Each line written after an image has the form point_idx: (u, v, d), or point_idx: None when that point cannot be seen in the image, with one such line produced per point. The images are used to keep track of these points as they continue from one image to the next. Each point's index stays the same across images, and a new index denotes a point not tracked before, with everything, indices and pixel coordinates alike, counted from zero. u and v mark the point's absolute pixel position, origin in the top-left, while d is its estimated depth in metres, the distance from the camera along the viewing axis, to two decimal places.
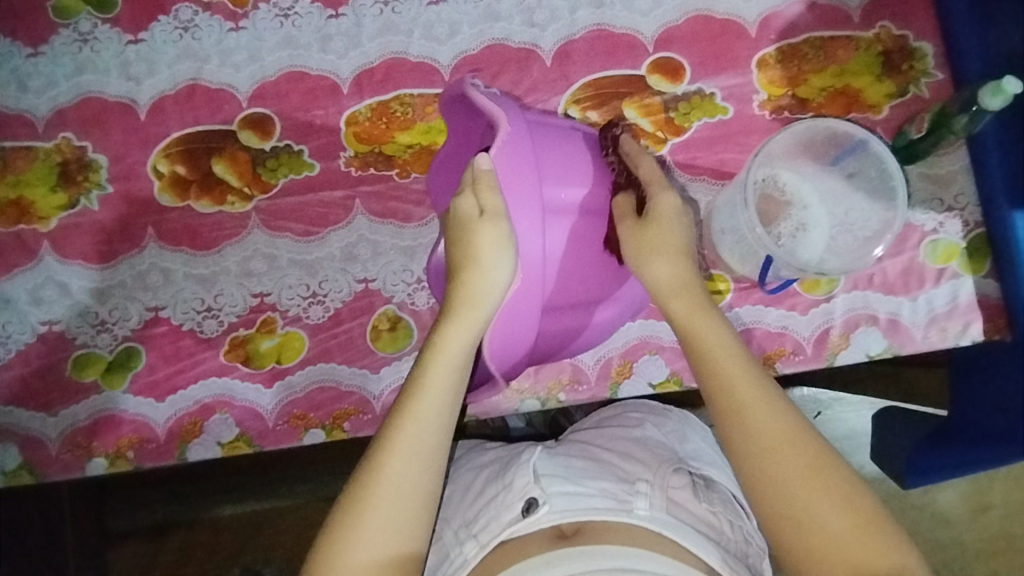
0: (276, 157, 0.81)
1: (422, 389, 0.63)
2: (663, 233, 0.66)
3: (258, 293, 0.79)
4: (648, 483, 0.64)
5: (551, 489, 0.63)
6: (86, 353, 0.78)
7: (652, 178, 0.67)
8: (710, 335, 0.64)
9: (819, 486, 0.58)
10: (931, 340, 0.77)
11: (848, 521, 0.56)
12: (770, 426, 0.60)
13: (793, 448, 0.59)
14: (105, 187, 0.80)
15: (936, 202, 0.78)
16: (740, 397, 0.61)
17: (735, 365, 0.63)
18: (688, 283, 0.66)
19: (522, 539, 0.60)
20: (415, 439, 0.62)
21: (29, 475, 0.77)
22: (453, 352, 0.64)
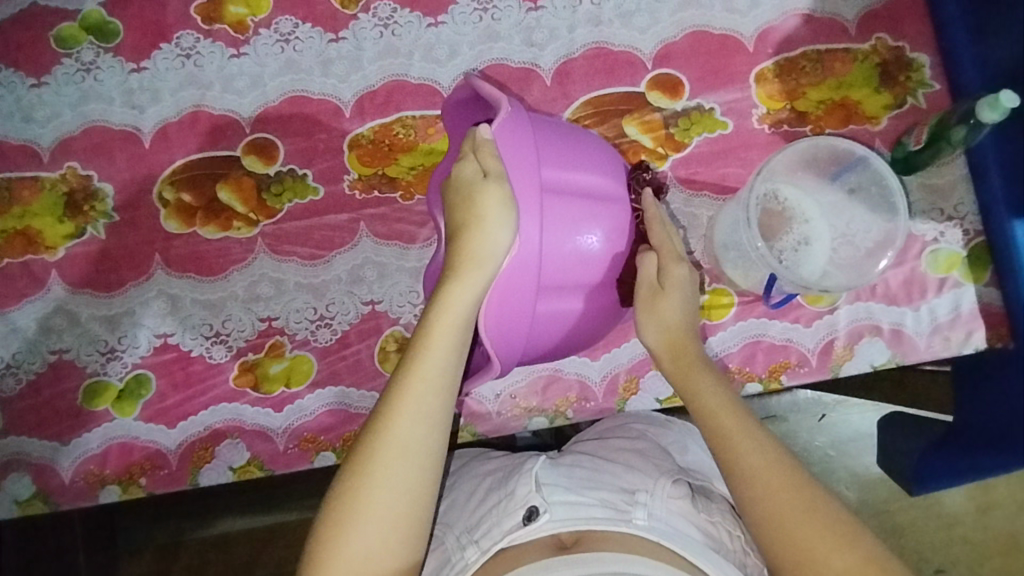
0: (281, 182, 0.81)
1: (430, 349, 0.63)
2: (671, 304, 0.71)
3: (266, 317, 0.80)
4: (648, 493, 0.64)
5: (552, 497, 0.63)
6: (96, 381, 0.79)
7: (670, 250, 0.72)
8: (706, 399, 0.67)
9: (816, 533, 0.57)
10: (935, 349, 0.78)
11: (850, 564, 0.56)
12: (767, 477, 0.60)
13: (784, 494, 0.59)
14: (111, 216, 0.81)
15: (936, 212, 0.79)
16: (740, 451, 0.62)
17: (719, 405, 0.66)
18: (687, 346, 0.71)
19: (523, 546, 0.60)
20: (418, 407, 0.62)
21: (42, 503, 0.78)
22: (448, 321, 0.64)
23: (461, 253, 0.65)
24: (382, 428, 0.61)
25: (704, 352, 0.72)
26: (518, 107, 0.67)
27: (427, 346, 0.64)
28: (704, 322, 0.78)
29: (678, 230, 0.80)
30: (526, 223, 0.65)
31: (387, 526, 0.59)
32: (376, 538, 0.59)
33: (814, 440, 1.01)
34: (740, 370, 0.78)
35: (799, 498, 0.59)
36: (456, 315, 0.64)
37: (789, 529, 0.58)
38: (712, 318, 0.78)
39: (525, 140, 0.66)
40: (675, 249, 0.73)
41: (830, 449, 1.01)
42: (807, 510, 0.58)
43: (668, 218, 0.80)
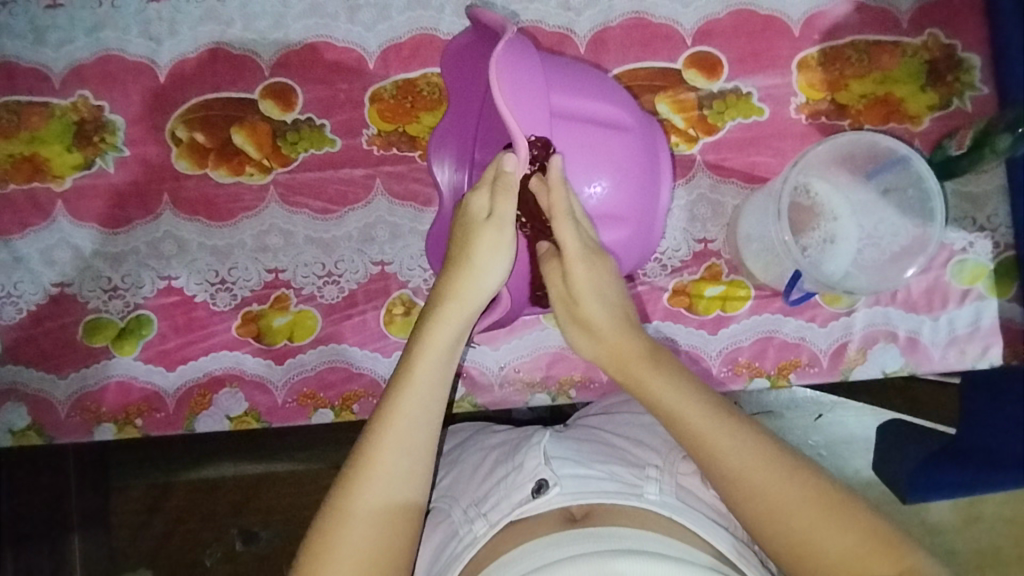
0: (297, 130, 0.79)
1: (473, 270, 0.65)
2: (591, 310, 0.65)
3: (273, 269, 0.78)
4: (657, 468, 0.64)
5: (562, 471, 0.62)
6: (97, 318, 0.78)
7: (573, 252, 0.64)
8: (663, 396, 0.61)
9: (806, 507, 0.55)
10: (949, 361, 0.77)
11: (853, 539, 0.53)
12: (756, 478, 0.56)
13: (769, 478, 0.56)
14: (121, 150, 0.79)
15: (968, 221, 0.77)
16: (716, 464, 0.58)
17: (690, 406, 0.60)
18: (626, 346, 0.64)
19: (532, 518, 0.59)
20: (451, 326, 0.64)
21: (37, 435, 0.77)
22: (485, 245, 0.64)
23: (485, 173, 0.64)
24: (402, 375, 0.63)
25: (652, 341, 0.65)
26: (521, 39, 0.63)
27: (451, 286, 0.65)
28: (718, 313, 0.77)
29: (701, 217, 0.78)
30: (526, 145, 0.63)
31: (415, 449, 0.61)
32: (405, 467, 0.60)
33: (808, 439, 1.00)
34: (749, 365, 0.77)
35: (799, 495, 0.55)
36: (498, 241, 0.65)
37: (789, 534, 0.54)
38: (726, 310, 0.77)
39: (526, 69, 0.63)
40: (574, 240, 0.64)
41: (823, 448, 1.01)
42: (802, 491, 0.55)
43: (692, 203, 0.78)
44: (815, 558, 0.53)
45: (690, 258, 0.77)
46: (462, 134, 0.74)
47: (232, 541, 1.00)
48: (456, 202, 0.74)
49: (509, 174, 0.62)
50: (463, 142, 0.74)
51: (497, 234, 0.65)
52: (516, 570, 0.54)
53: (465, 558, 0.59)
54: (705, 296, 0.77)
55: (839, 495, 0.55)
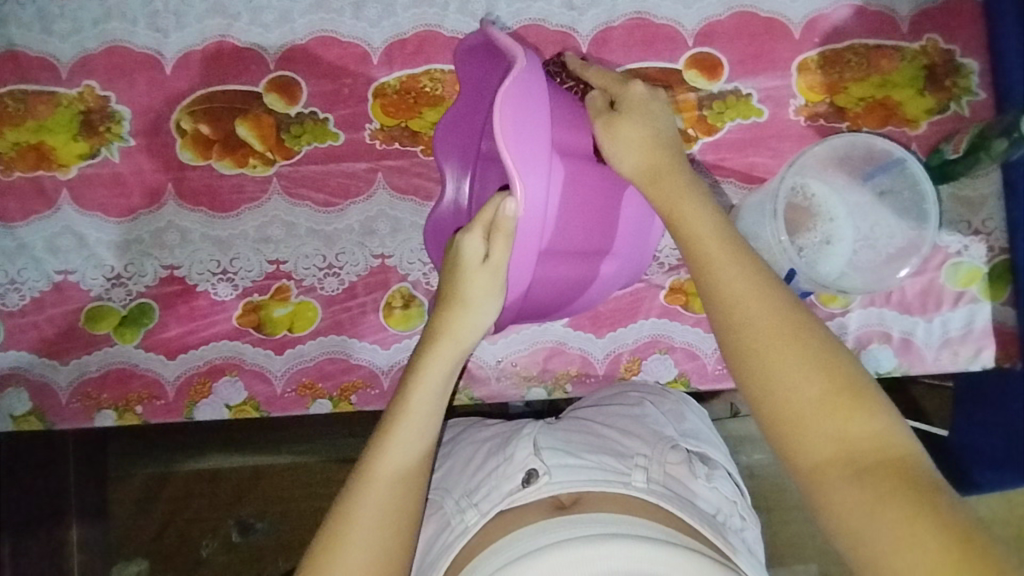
0: (301, 123, 0.80)
1: (468, 309, 0.65)
2: (626, 125, 0.63)
3: (275, 260, 0.79)
4: (646, 457, 0.64)
5: (552, 461, 0.63)
6: (100, 305, 0.79)
7: (616, 81, 0.67)
8: (686, 212, 0.61)
9: (790, 360, 0.53)
10: (942, 362, 0.77)
11: (815, 386, 0.52)
12: (759, 313, 0.55)
13: (767, 312, 0.55)
14: (126, 140, 0.80)
15: (963, 225, 0.78)
16: (717, 275, 0.57)
17: (702, 222, 0.59)
18: (663, 159, 0.63)
19: (521, 507, 0.59)
20: (444, 361, 0.65)
21: (37, 420, 0.78)
22: (479, 287, 0.63)
23: (479, 213, 0.61)
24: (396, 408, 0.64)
25: (683, 159, 0.64)
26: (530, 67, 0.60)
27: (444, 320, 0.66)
28: None
29: None
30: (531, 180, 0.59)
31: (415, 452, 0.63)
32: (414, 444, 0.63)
33: None
34: None
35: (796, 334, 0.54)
36: (492, 284, 0.63)
37: (773, 370, 0.53)
38: None
39: (534, 106, 0.60)
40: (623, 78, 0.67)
41: None
42: (791, 332, 0.54)
43: None
44: (778, 394, 0.53)
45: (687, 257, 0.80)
46: (468, 137, 0.75)
47: (228, 531, 1.00)
48: (458, 204, 0.75)
49: (507, 219, 0.59)
50: (469, 141, 0.75)
51: (489, 281, 0.63)
52: (501, 558, 0.54)
53: (457, 548, 0.60)
54: None
55: (828, 350, 0.54)
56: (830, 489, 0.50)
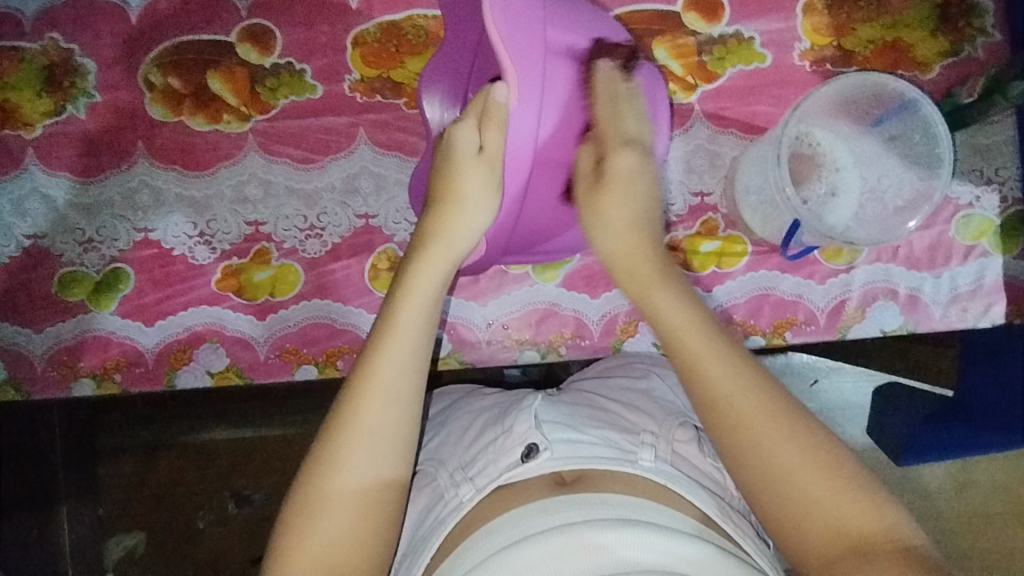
0: (276, 75, 0.75)
1: (461, 206, 0.63)
2: (613, 205, 0.64)
3: (253, 221, 0.76)
4: (653, 434, 0.62)
5: (553, 435, 0.59)
6: (72, 271, 0.75)
7: (613, 138, 0.64)
8: (660, 304, 0.62)
9: (790, 454, 0.52)
10: (950, 319, 0.75)
11: (823, 484, 0.51)
12: (742, 400, 0.55)
13: (749, 410, 0.54)
14: (93, 95, 0.75)
15: (975, 174, 0.74)
16: (703, 375, 0.57)
17: (673, 312, 0.61)
18: (640, 250, 0.64)
19: (521, 484, 0.57)
20: (432, 279, 0.62)
21: (13, 390, 0.75)
22: (476, 181, 0.62)
23: (473, 104, 0.60)
24: (368, 359, 0.59)
25: (665, 256, 0.65)
26: None
27: (422, 265, 0.63)
28: (714, 269, 0.74)
29: (698, 168, 0.74)
30: (525, 92, 0.58)
31: (392, 436, 0.56)
32: (391, 419, 0.57)
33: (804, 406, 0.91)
34: (744, 323, 0.74)
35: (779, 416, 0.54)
36: (490, 180, 0.62)
37: (763, 456, 0.53)
38: (722, 266, 0.74)
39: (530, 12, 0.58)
40: (626, 132, 0.64)
41: None
42: (778, 424, 0.54)
43: (689, 153, 0.74)
44: (788, 492, 0.52)
45: (685, 212, 0.74)
46: (456, 68, 0.70)
47: (224, 503, 0.98)
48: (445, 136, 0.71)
49: (499, 106, 0.58)
50: (457, 72, 0.70)
51: (484, 175, 0.62)
52: (498, 540, 0.52)
53: (449, 523, 0.57)
54: (701, 252, 0.74)
55: (823, 441, 0.53)
56: None
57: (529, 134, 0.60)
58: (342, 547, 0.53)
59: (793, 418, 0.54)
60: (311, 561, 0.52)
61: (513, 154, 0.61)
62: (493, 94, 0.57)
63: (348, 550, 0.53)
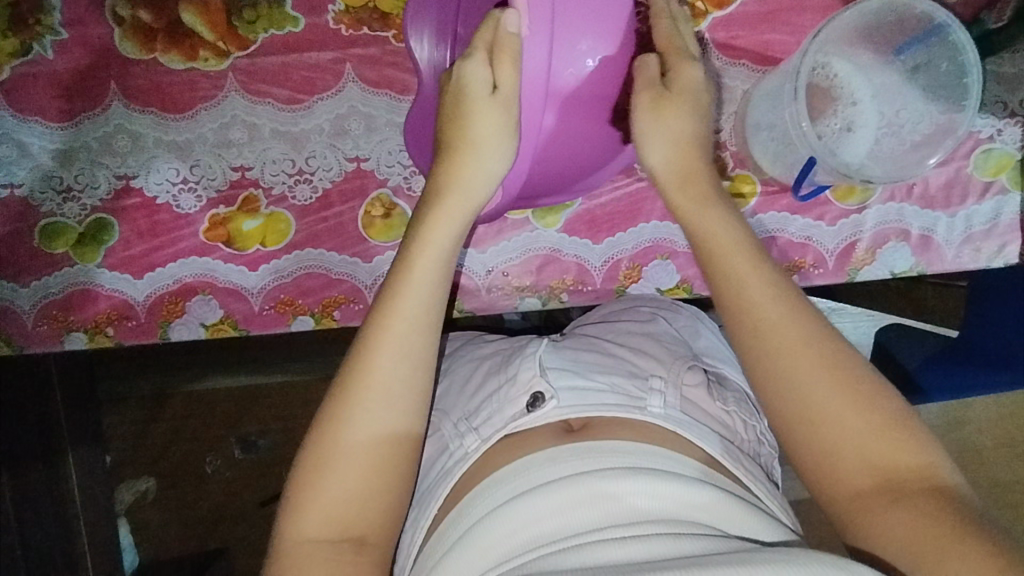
0: (254, 7, 0.70)
1: (474, 151, 0.60)
2: (676, 118, 0.61)
3: (239, 167, 0.72)
4: (662, 380, 0.61)
5: (559, 383, 0.58)
6: (54, 222, 0.72)
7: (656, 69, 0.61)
8: (711, 225, 0.59)
9: (829, 388, 0.51)
10: (962, 259, 0.72)
11: (864, 424, 0.50)
12: (797, 347, 0.53)
13: (794, 338, 0.53)
14: (60, 33, 0.70)
15: (999, 105, 0.70)
16: (745, 304, 0.55)
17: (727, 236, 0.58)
18: (694, 163, 0.62)
19: (528, 432, 0.56)
20: (449, 224, 0.60)
21: (5, 346, 0.74)
22: (489, 121, 0.59)
23: (479, 36, 0.58)
24: (385, 306, 0.56)
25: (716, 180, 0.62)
26: None
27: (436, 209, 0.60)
28: None
29: None
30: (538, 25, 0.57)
31: (405, 389, 0.54)
32: (403, 374, 0.55)
33: None
34: None
35: (823, 361, 0.52)
36: (501, 120, 0.59)
37: (808, 406, 0.51)
38: None
39: None
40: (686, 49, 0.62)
41: None
42: (821, 358, 0.52)
43: None
44: (823, 427, 0.51)
45: None
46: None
47: (231, 448, 1.00)
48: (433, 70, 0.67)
49: (511, 36, 0.56)
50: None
51: (499, 114, 0.59)
52: (505, 490, 0.51)
53: (456, 473, 0.56)
54: None
55: (866, 377, 0.52)
56: (889, 529, 0.47)
57: (542, 68, 0.58)
58: (355, 501, 0.52)
59: (839, 358, 0.52)
60: (324, 512, 0.51)
61: (530, 89, 0.60)
62: (503, 23, 0.55)
63: (360, 503, 0.52)
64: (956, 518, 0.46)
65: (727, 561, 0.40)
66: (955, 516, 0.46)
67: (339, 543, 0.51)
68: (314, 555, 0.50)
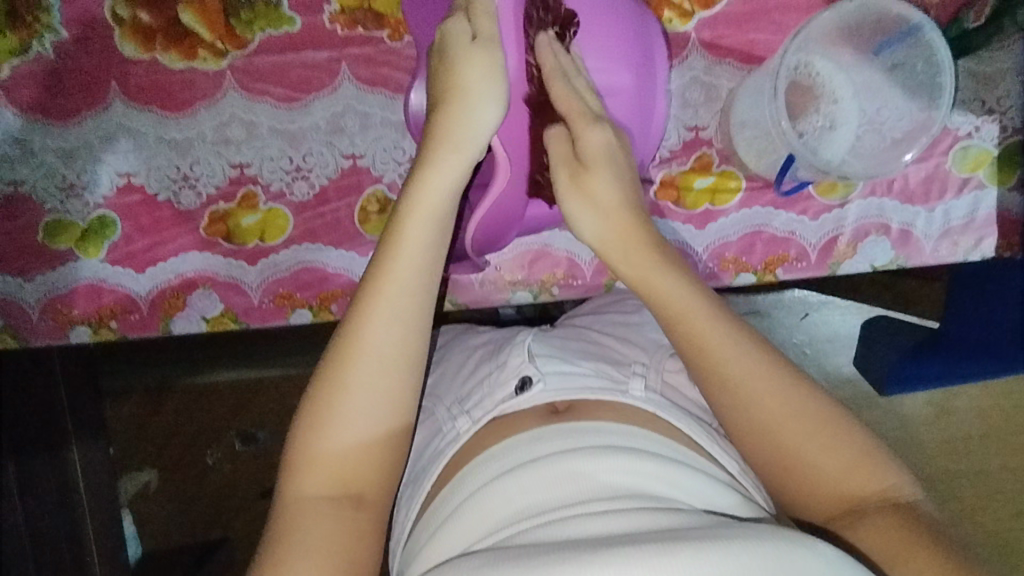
0: (251, 7, 0.71)
1: (464, 103, 0.58)
2: (598, 182, 0.61)
3: (238, 164, 0.74)
4: (644, 365, 0.63)
5: (546, 368, 0.61)
6: (57, 219, 0.74)
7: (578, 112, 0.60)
8: (671, 295, 0.58)
9: (803, 428, 0.53)
10: (941, 253, 0.75)
11: (838, 459, 0.52)
12: (755, 384, 0.54)
13: (765, 389, 0.54)
14: (59, 32, 0.71)
15: (978, 103, 0.72)
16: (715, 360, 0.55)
17: (686, 306, 0.57)
18: (628, 228, 0.61)
19: (515, 415, 0.58)
20: (445, 173, 0.58)
21: (11, 339, 0.76)
22: (478, 68, 0.57)
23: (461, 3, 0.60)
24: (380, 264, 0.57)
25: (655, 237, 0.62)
26: None
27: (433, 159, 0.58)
28: (706, 206, 0.73)
29: (694, 101, 0.72)
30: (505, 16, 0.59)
31: (400, 348, 0.56)
32: (400, 329, 0.56)
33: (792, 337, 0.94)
34: (735, 260, 0.75)
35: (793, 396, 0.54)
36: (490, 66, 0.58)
37: (779, 447, 0.53)
38: (715, 203, 0.73)
39: None
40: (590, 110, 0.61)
41: (807, 346, 0.94)
42: (794, 401, 0.54)
43: (685, 86, 0.72)
44: (798, 462, 0.52)
45: (680, 147, 0.72)
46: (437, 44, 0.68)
47: (231, 440, 1.02)
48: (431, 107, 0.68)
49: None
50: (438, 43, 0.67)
51: (483, 61, 0.58)
52: (498, 466, 0.54)
53: (447, 454, 0.59)
54: (693, 189, 0.73)
55: (833, 416, 0.53)
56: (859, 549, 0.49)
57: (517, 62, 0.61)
58: (354, 459, 0.54)
59: (811, 399, 0.54)
60: (325, 469, 0.53)
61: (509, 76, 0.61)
62: None
63: (359, 461, 0.54)
64: (916, 537, 0.48)
65: (702, 536, 0.42)
66: (910, 535, 0.48)
67: (340, 502, 0.53)
68: (314, 514, 0.52)
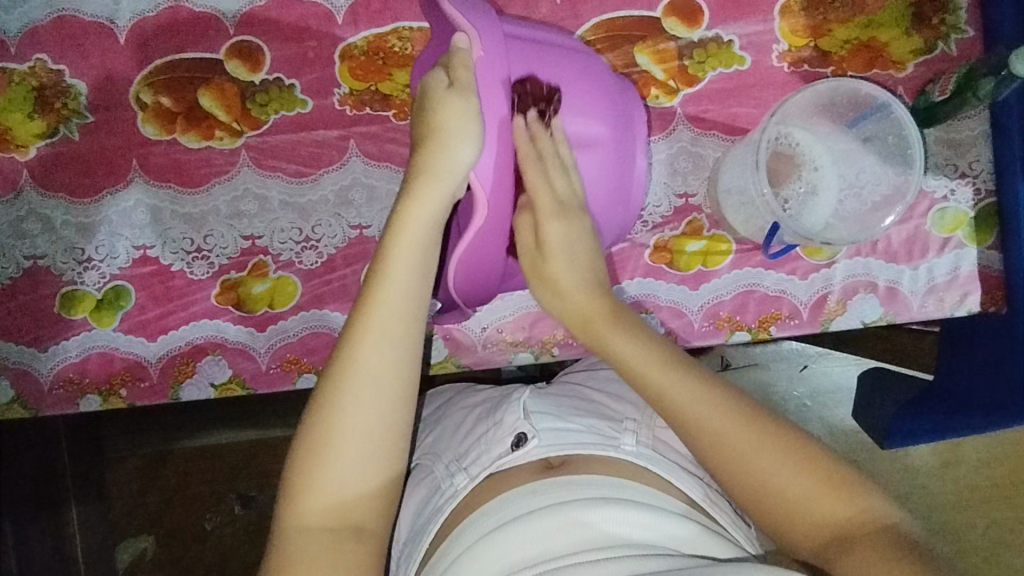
0: (266, 91, 0.77)
1: (445, 141, 0.57)
2: (557, 270, 0.66)
3: (249, 235, 0.77)
4: (635, 421, 0.64)
5: (540, 425, 0.62)
6: (73, 290, 0.77)
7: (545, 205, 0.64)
8: (622, 350, 0.62)
9: (764, 457, 0.55)
10: (928, 309, 0.77)
11: (813, 481, 0.54)
12: (710, 416, 0.57)
13: (718, 421, 0.57)
14: (85, 116, 0.76)
15: (950, 168, 0.76)
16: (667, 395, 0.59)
17: (642, 359, 0.61)
18: (593, 305, 0.66)
19: (510, 470, 0.59)
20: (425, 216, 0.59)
21: (22, 408, 0.77)
22: (454, 115, 0.56)
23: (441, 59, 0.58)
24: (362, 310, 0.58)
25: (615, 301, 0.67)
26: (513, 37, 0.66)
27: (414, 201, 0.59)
28: (700, 268, 0.77)
29: (682, 170, 0.76)
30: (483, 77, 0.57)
31: (387, 392, 0.56)
32: (387, 369, 0.57)
33: (793, 390, 0.96)
34: (730, 319, 0.77)
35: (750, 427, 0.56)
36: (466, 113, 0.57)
37: (753, 477, 0.55)
38: (707, 265, 0.77)
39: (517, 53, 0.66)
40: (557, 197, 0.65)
41: (808, 399, 0.96)
42: (752, 431, 0.56)
43: (673, 156, 0.76)
44: (767, 488, 0.54)
45: (671, 213, 0.76)
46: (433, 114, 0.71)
47: (231, 504, 1.01)
48: None
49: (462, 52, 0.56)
50: None
51: (461, 109, 0.56)
52: (492, 520, 0.54)
53: (445, 511, 0.59)
54: (686, 251, 0.76)
55: (798, 442, 0.55)
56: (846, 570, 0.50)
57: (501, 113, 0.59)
58: (353, 501, 0.55)
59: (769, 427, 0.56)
60: (324, 514, 0.54)
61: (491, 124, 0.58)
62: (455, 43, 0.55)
63: (358, 503, 0.55)
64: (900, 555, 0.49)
65: None
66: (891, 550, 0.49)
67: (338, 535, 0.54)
68: (314, 551, 0.53)
